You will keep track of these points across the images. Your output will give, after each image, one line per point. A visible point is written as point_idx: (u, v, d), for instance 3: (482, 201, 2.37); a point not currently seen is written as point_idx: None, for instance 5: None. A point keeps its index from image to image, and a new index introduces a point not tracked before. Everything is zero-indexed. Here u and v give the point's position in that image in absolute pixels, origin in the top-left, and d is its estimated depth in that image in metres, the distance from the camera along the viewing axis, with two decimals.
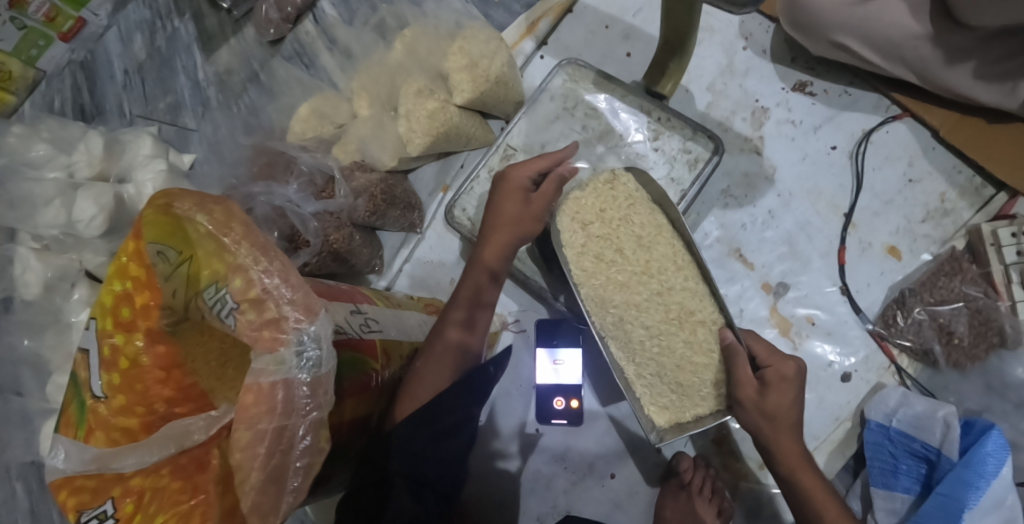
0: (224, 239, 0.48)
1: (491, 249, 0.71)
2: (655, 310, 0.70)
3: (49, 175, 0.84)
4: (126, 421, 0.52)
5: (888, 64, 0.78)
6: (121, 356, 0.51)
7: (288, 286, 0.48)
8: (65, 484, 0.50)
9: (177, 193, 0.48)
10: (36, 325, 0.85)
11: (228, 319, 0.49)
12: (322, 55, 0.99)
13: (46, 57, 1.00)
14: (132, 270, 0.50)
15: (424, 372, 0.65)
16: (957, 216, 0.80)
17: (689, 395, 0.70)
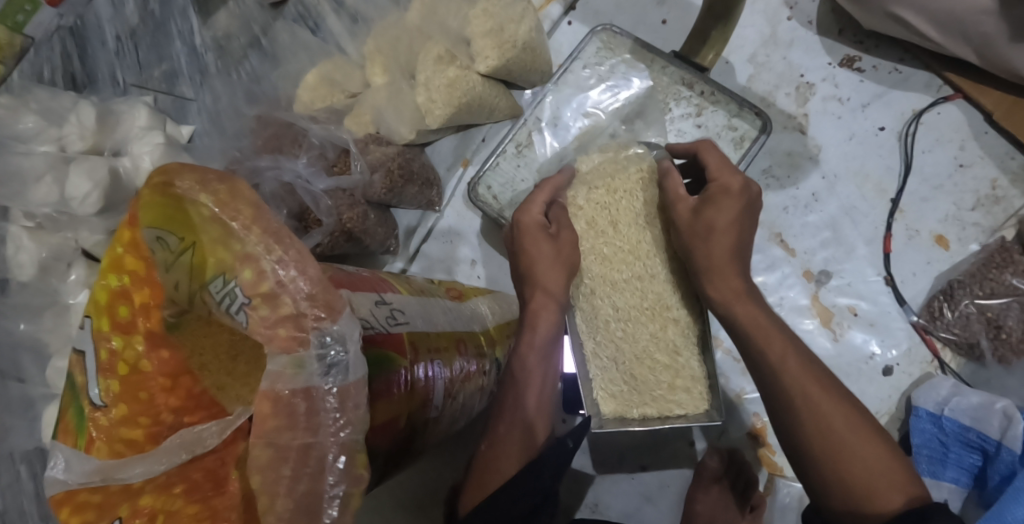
0: (231, 223, 0.43)
1: (545, 267, 0.66)
2: (631, 294, 0.70)
3: (39, 149, 0.78)
4: (130, 433, 0.47)
5: (946, 40, 0.72)
6: (120, 362, 0.47)
7: (306, 279, 0.43)
8: (67, 500, 0.45)
9: (175, 170, 0.43)
10: (33, 307, 0.79)
11: (239, 315, 0.45)
12: (328, 16, 0.94)
13: (33, 22, 0.88)
14: (128, 263, 0.45)
15: (499, 445, 0.65)
16: (1008, 204, 0.75)
17: (641, 393, 0.68)
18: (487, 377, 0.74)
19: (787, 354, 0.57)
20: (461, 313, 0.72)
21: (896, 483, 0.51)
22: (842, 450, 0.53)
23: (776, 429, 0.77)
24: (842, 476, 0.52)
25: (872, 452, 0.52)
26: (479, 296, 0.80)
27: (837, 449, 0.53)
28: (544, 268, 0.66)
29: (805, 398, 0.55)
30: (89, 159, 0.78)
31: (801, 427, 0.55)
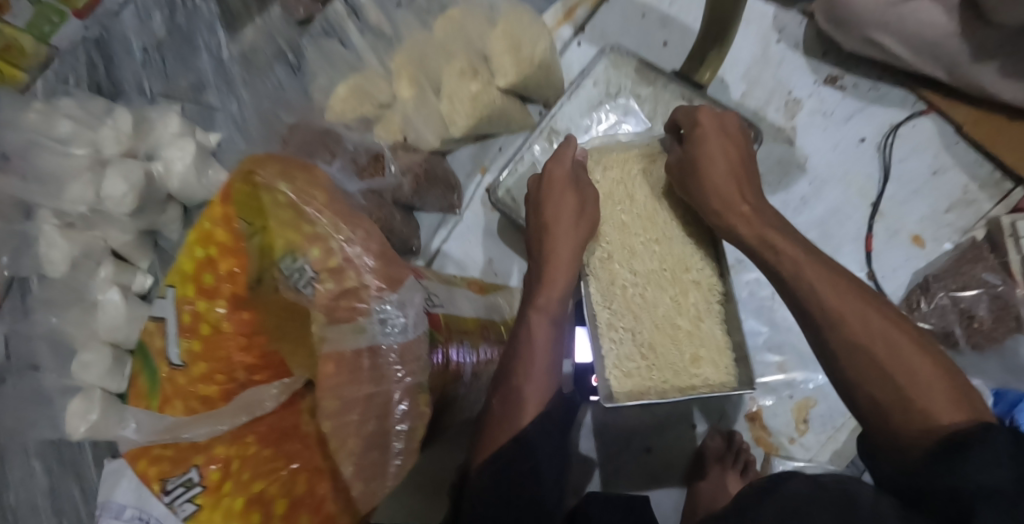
0: (305, 206, 0.51)
1: (560, 243, 0.71)
2: (651, 260, 0.77)
3: (78, 152, 0.94)
4: (206, 390, 0.57)
5: (920, 62, 0.83)
6: (203, 322, 0.57)
7: (367, 255, 0.51)
8: (143, 454, 0.55)
9: (261, 161, 0.53)
10: (61, 302, 0.98)
11: (305, 290, 0.49)
12: (352, 34, 1.02)
13: (59, 34, 1.05)
14: (219, 236, 0.56)
15: (509, 405, 0.67)
16: (978, 207, 0.85)
17: (660, 364, 0.74)
18: None
19: (815, 285, 0.57)
20: (481, 302, 0.78)
21: (952, 405, 0.48)
22: (880, 380, 0.51)
23: (771, 413, 0.84)
24: (886, 405, 0.50)
25: (913, 377, 0.50)
26: (499, 292, 0.86)
27: (875, 378, 0.51)
28: (560, 243, 0.71)
29: (838, 331, 0.54)
30: (124, 162, 0.95)
31: (838, 361, 0.54)
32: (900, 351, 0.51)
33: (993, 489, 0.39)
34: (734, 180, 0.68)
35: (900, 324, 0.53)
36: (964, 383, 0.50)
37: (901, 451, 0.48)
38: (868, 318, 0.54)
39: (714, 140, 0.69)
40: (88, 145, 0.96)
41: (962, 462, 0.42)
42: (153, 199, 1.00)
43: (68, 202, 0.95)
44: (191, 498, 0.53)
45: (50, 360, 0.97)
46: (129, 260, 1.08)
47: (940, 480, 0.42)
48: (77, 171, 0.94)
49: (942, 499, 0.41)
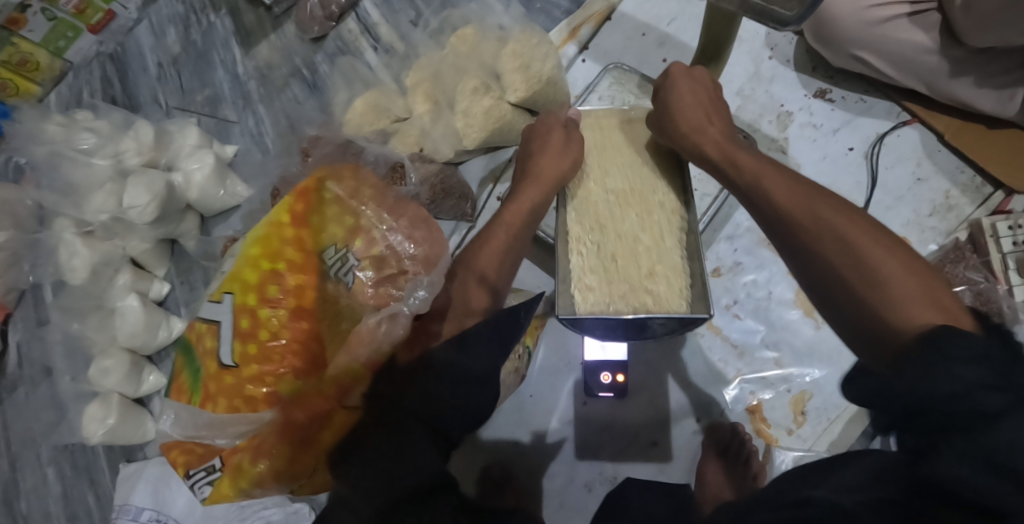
0: (353, 203, 0.70)
1: (543, 161, 0.74)
2: (624, 182, 0.76)
3: (100, 161, 0.97)
4: (253, 390, 0.65)
5: (902, 77, 0.90)
6: (262, 329, 0.67)
7: (408, 242, 0.69)
8: (177, 446, 0.67)
9: (320, 174, 0.72)
10: (82, 309, 1.00)
11: (347, 276, 0.67)
12: (366, 51, 1.09)
13: (73, 48, 1.16)
14: (289, 254, 0.69)
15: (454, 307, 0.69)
16: (960, 211, 0.91)
17: (620, 275, 0.71)
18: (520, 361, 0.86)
19: (769, 192, 0.64)
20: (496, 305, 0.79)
21: (937, 310, 0.53)
22: (841, 282, 0.58)
23: (770, 406, 0.89)
24: (852, 303, 0.58)
25: (868, 274, 0.56)
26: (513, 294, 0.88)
27: (836, 280, 0.58)
28: (546, 164, 0.74)
29: (799, 241, 0.61)
30: (146, 173, 0.96)
31: (805, 268, 0.61)
32: (853, 249, 0.57)
33: (982, 410, 0.44)
34: (703, 113, 0.72)
35: (851, 220, 0.59)
36: (915, 262, 0.57)
37: (881, 345, 0.55)
38: (820, 220, 0.60)
39: (681, 81, 0.74)
40: (111, 157, 0.99)
41: (927, 367, 0.48)
42: (176, 209, 1.02)
43: (92, 211, 0.96)
44: (209, 481, 0.64)
45: (64, 363, 1.01)
46: (147, 268, 1.10)
47: (905, 385, 0.49)
48: (101, 181, 0.96)
49: (912, 407, 0.48)
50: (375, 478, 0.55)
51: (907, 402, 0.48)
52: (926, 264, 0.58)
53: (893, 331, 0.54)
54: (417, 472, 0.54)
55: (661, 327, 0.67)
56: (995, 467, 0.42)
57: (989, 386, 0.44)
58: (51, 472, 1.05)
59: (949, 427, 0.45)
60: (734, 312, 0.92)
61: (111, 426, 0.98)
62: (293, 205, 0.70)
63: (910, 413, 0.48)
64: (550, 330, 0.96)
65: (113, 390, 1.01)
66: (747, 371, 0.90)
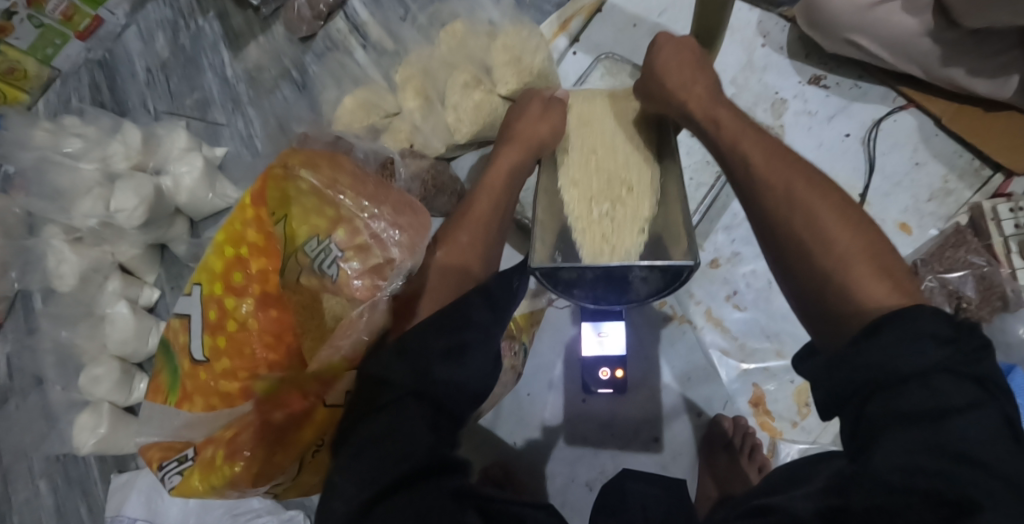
0: (329, 191, 0.66)
1: (525, 121, 0.77)
2: (613, 137, 0.77)
3: (86, 166, 0.95)
4: (227, 387, 0.64)
5: (896, 60, 0.89)
6: (230, 320, 0.66)
7: (392, 229, 0.65)
8: (156, 445, 0.65)
9: (286, 160, 0.68)
10: (68, 317, 0.97)
11: (330, 268, 0.64)
12: (356, 50, 1.07)
13: (61, 56, 1.15)
14: (253, 241, 0.68)
15: (445, 277, 0.68)
16: (959, 195, 0.91)
17: (621, 219, 0.71)
18: (517, 357, 0.85)
19: (747, 157, 0.62)
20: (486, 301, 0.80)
21: (894, 292, 0.50)
22: (803, 254, 0.54)
23: (772, 398, 0.87)
24: (812, 285, 0.53)
25: (831, 251, 0.53)
26: None
27: (798, 254, 0.55)
28: (528, 128, 0.76)
29: (768, 217, 0.58)
30: (135, 177, 0.95)
31: (771, 243, 0.58)
32: (820, 224, 0.54)
33: (944, 405, 0.42)
34: (690, 73, 0.69)
35: (823, 194, 0.56)
36: (885, 247, 0.53)
37: (835, 325, 0.51)
38: (793, 194, 0.57)
39: (667, 46, 0.72)
40: (98, 160, 0.97)
41: (881, 340, 0.45)
42: (164, 213, 1.00)
43: (81, 215, 0.94)
44: (179, 471, 0.62)
45: (54, 372, 0.98)
46: (136, 274, 1.09)
47: (856, 356, 0.46)
48: (87, 186, 0.94)
49: (864, 382, 0.45)
50: (370, 465, 0.51)
51: (857, 379, 0.46)
52: (896, 254, 0.54)
53: (854, 313, 0.50)
54: (407, 459, 0.51)
55: (641, 286, 0.63)
56: (942, 451, 0.41)
57: (948, 370, 0.43)
58: (43, 485, 1.03)
59: (901, 409, 0.43)
60: (734, 303, 0.90)
61: (103, 435, 0.96)
62: (254, 192, 0.68)
63: (860, 391, 0.46)
64: (546, 323, 0.94)
65: (103, 398, 0.99)
66: (749, 363, 0.88)
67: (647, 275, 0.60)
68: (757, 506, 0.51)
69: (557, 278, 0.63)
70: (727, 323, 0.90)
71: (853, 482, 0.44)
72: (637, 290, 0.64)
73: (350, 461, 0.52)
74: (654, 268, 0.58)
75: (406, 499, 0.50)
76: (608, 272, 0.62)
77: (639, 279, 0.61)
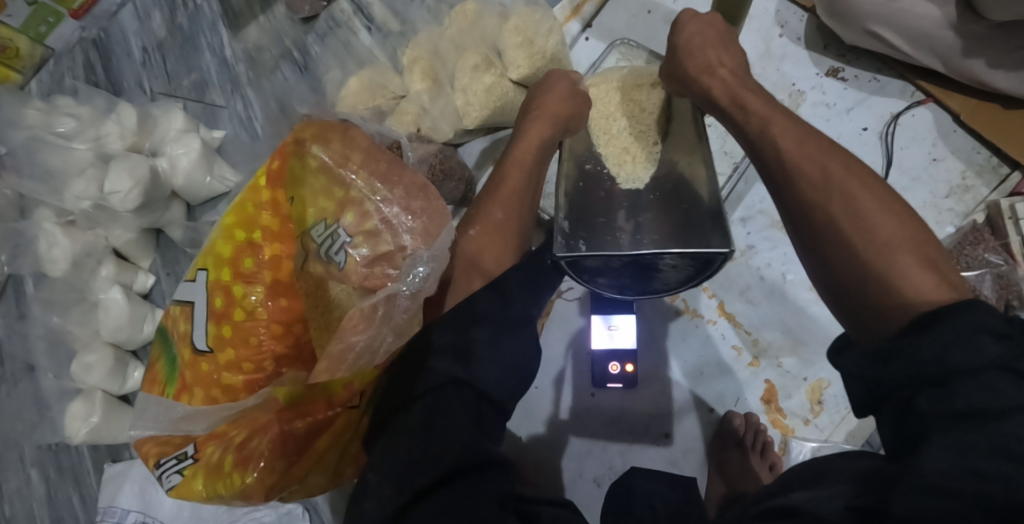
0: (338, 170, 0.65)
1: (552, 96, 0.75)
2: (633, 78, 0.80)
3: (79, 146, 0.92)
4: (231, 380, 0.62)
5: (917, 52, 0.87)
6: (238, 308, 0.62)
7: (405, 214, 0.64)
8: (150, 440, 0.61)
9: (300, 138, 0.66)
10: (60, 303, 0.95)
11: (338, 255, 0.63)
12: (361, 32, 1.05)
13: (55, 34, 1.11)
14: (263, 222, 0.65)
15: (467, 265, 0.69)
16: (976, 192, 0.89)
17: (642, 139, 0.76)
18: None
19: (778, 141, 0.60)
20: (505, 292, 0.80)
21: (938, 284, 0.49)
22: (844, 243, 0.53)
23: (785, 394, 0.85)
24: (852, 274, 0.53)
25: (875, 241, 0.52)
26: None
27: (837, 243, 0.54)
28: (553, 103, 0.75)
29: (805, 205, 0.56)
30: (129, 157, 0.92)
31: (806, 232, 0.56)
32: (862, 213, 0.53)
33: (1001, 406, 0.41)
34: (714, 53, 0.67)
35: (861, 181, 0.55)
36: (927, 237, 0.53)
37: (880, 317, 0.51)
38: (832, 182, 0.55)
39: (691, 23, 0.70)
40: (91, 141, 0.94)
41: (934, 336, 0.44)
42: (159, 197, 0.97)
43: (73, 197, 0.92)
44: (179, 469, 0.59)
45: (46, 360, 0.94)
46: (131, 259, 1.05)
47: (906, 351, 0.45)
48: (80, 167, 0.91)
49: (916, 377, 0.44)
50: (404, 463, 0.54)
51: (909, 375, 0.45)
52: (936, 246, 0.53)
53: (897, 304, 0.50)
54: (447, 456, 0.54)
55: (670, 276, 0.60)
56: (996, 450, 0.39)
57: (1004, 369, 0.42)
58: (35, 473, 1.00)
59: (956, 409, 0.42)
60: (748, 297, 0.88)
61: (95, 424, 0.94)
62: (271, 171, 0.66)
63: (909, 387, 0.45)
64: (554, 316, 0.92)
65: (97, 386, 0.97)
66: (763, 358, 0.86)
67: (677, 262, 0.57)
68: (772, 508, 0.50)
69: (581, 266, 0.61)
70: (740, 319, 0.88)
71: (892, 482, 0.43)
72: (666, 281, 0.61)
73: (388, 460, 0.54)
74: (684, 255, 0.56)
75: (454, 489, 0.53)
76: (637, 261, 0.59)
77: (668, 267, 0.59)
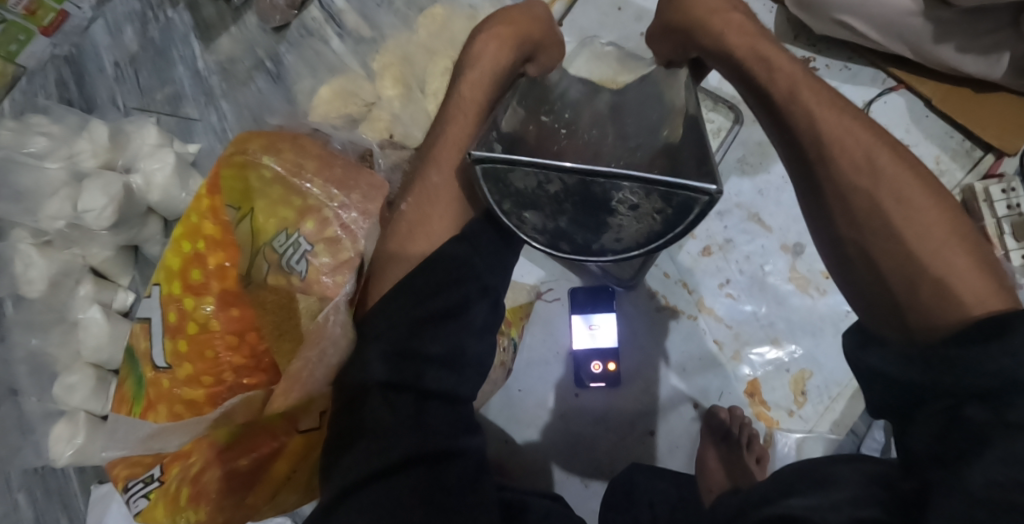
0: (293, 178, 0.67)
1: (502, 29, 0.72)
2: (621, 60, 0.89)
3: (52, 165, 0.91)
4: (193, 393, 0.63)
5: (887, 40, 0.87)
6: (190, 321, 0.63)
7: (363, 218, 0.66)
8: (119, 462, 0.63)
9: (250, 150, 0.68)
10: (40, 324, 0.94)
11: (298, 263, 0.64)
12: (332, 39, 1.05)
13: (25, 52, 1.09)
14: (209, 232, 0.66)
15: (402, 233, 0.62)
16: (951, 177, 0.89)
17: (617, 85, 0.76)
18: (507, 353, 0.82)
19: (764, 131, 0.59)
20: None
21: (984, 292, 0.49)
22: (889, 231, 0.52)
23: (769, 387, 0.86)
24: (901, 270, 0.51)
25: (926, 234, 0.52)
26: None
27: (884, 231, 0.52)
28: (513, 29, 0.72)
29: (846, 196, 0.54)
30: (103, 175, 0.91)
31: (844, 207, 0.54)
32: (908, 201, 0.53)
33: None
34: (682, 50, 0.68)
35: (908, 168, 0.55)
36: (975, 240, 0.53)
37: (918, 309, 0.50)
38: (878, 167, 0.54)
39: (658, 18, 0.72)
40: (64, 160, 0.92)
41: (1002, 346, 0.43)
42: (134, 212, 0.95)
43: (47, 218, 0.90)
44: (145, 493, 0.61)
45: (27, 381, 0.93)
46: (110, 278, 1.04)
47: (970, 362, 0.44)
48: (54, 187, 0.90)
49: (973, 387, 0.43)
50: (357, 460, 0.50)
51: (965, 383, 0.44)
52: (980, 242, 0.54)
53: (947, 304, 0.49)
54: (411, 436, 0.51)
55: (626, 226, 0.44)
56: None
57: None
58: (21, 498, 0.99)
59: (1013, 422, 0.40)
60: (728, 291, 0.88)
61: (80, 445, 0.91)
62: (211, 181, 0.67)
63: (957, 395, 0.44)
64: (535, 318, 0.91)
65: (80, 407, 0.95)
66: (745, 351, 0.87)
67: (639, 200, 0.42)
68: (776, 515, 0.49)
69: None
70: (720, 313, 0.88)
71: (931, 492, 0.43)
72: (618, 235, 0.44)
73: (346, 461, 0.51)
74: (654, 189, 0.41)
75: (410, 487, 0.49)
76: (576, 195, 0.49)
77: (622, 201, 0.42)
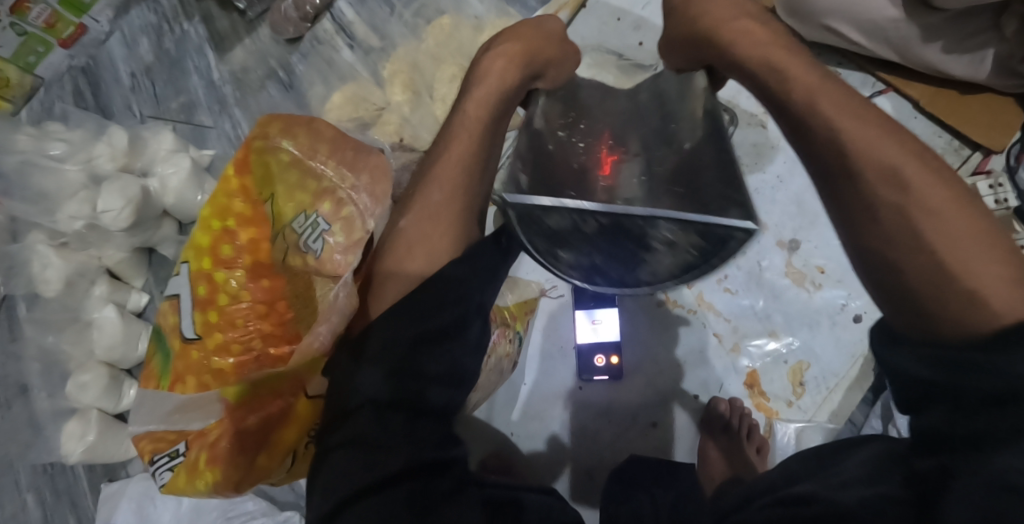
0: (309, 159, 0.69)
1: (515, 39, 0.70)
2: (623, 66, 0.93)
3: (70, 167, 0.94)
4: (221, 363, 0.67)
5: (875, 44, 0.91)
6: (222, 293, 0.69)
7: (372, 200, 0.67)
8: (145, 436, 0.67)
9: (267, 132, 0.71)
10: (55, 323, 0.96)
11: (314, 243, 0.67)
12: (342, 49, 1.09)
13: (44, 63, 1.12)
14: (237, 209, 0.71)
15: (401, 250, 0.62)
16: None
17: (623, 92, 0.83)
18: (512, 345, 0.85)
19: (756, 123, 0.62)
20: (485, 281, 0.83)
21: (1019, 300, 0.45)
22: (888, 242, 0.50)
23: (768, 379, 0.88)
24: (916, 282, 0.48)
25: (946, 240, 0.48)
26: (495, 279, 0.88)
27: (890, 241, 0.49)
28: (525, 38, 0.70)
29: (870, 204, 0.50)
30: (120, 178, 0.94)
31: (846, 221, 0.52)
32: (922, 209, 0.49)
33: None
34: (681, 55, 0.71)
35: (928, 168, 0.51)
36: (1002, 238, 0.49)
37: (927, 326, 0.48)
38: (894, 174, 0.50)
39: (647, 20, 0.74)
40: (82, 163, 0.95)
41: (1014, 355, 0.41)
42: (149, 214, 0.98)
43: (66, 218, 0.93)
44: (170, 467, 0.65)
45: (39, 380, 0.96)
46: (124, 279, 1.06)
47: (985, 367, 0.42)
48: (73, 189, 0.93)
49: (985, 392, 0.41)
50: (352, 466, 0.52)
51: (979, 386, 0.42)
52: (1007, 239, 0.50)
53: (976, 315, 0.45)
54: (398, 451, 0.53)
55: (661, 261, 0.46)
56: None
57: None
58: (31, 498, 0.99)
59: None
60: (726, 286, 0.91)
61: (92, 441, 0.94)
62: (238, 162, 0.71)
63: (971, 398, 0.42)
64: (540, 314, 0.94)
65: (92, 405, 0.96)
66: (744, 343, 0.89)
67: (676, 238, 0.43)
68: (786, 498, 0.52)
69: (541, 226, 0.46)
70: (717, 308, 0.91)
71: (944, 485, 0.43)
72: (654, 270, 0.47)
73: (339, 464, 0.53)
74: (691, 227, 0.43)
75: (404, 491, 0.52)
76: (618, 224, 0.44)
77: (661, 243, 0.44)
